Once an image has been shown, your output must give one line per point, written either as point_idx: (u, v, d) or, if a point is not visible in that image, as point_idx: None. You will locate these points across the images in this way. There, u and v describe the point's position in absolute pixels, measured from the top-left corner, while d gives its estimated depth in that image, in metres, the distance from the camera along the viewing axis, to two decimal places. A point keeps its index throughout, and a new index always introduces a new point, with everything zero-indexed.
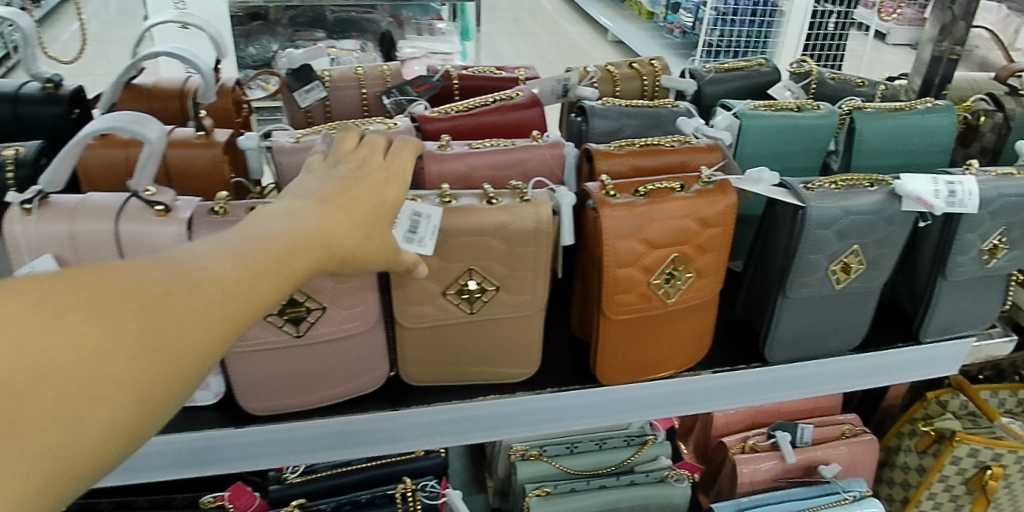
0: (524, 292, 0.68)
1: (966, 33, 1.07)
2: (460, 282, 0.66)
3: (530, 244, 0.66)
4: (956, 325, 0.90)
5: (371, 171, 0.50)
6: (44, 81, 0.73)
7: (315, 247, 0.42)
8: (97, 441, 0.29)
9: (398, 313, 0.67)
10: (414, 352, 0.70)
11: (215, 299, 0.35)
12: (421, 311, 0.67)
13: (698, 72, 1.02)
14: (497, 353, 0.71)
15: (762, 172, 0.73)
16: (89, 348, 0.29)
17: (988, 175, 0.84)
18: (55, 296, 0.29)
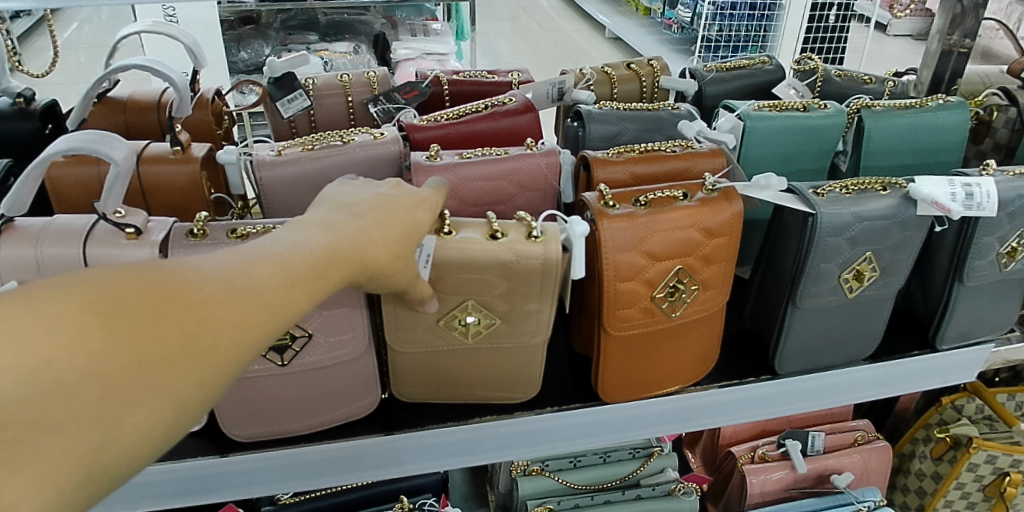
0: (526, 326, 0.65)
1: (977, 25, 1.03)
2: (455, 313, 0.63)
3: (535, 283, 0.62)
4: (975, 330, 0.86)
5: (408, 192, 0.51)
6: (14, 96, 0.70)
7: (348, 259, 0.42)
8: (134, 439, 0.31)
9: (390, 336, 0.64)
10: (405, 374, 0.67)
11: (251, 308, 0.35)
12: (414, 338, 0.64)
13: (699, 71, 0.98)
14: (493, 382, 0.68)
15: (770, 178, 0.69)
16: (129, 353, 0.30)
17: (1006, 174, 0.80)
18: (99, 300, 0.30)
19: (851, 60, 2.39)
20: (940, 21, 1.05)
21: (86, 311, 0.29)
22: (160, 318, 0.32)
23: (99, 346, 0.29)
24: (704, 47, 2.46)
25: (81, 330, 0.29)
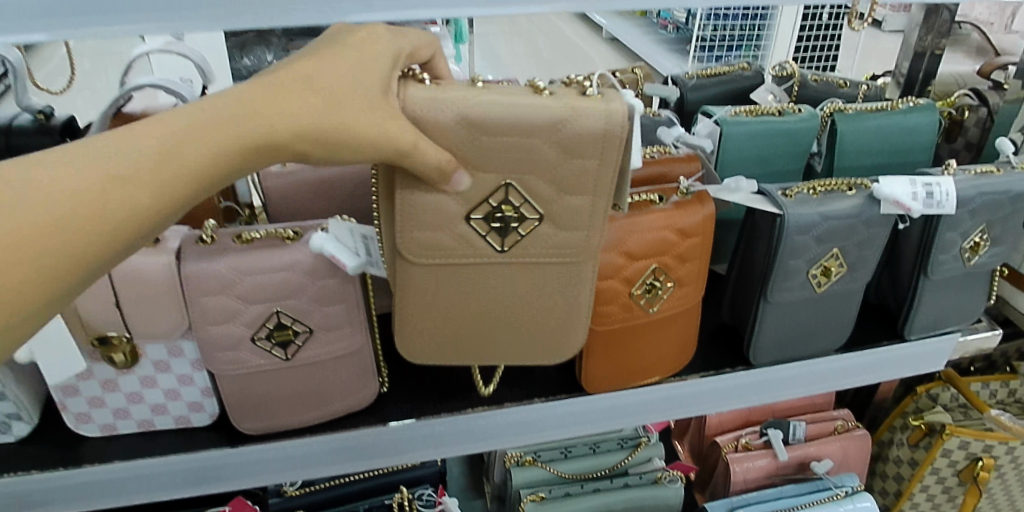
0: (574, 223, 0.58)
1: (948, 30, 1.08)
2: (486, 206, 0.56)
3: (587, 158, 0.55)
4: (942, 321, 0.91)
5: (350, 39, 0.49)
6: (36, 111, 0.75)
7: (245, 117, 0.43)
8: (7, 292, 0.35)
9: (406, 241, 0.58)
10: (421, 316, 0.63)
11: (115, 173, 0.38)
12: (433, 240, 0.58)
13: (682, 78, 1.03)
14: (528, 310, 0.63)
15: (739, 182, 0.75)
16: None
17: (968, 173, 0.85)
18: None
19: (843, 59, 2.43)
20: (910, 30, 1.11)
21: None
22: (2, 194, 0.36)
23: None
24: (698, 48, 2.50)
25: None
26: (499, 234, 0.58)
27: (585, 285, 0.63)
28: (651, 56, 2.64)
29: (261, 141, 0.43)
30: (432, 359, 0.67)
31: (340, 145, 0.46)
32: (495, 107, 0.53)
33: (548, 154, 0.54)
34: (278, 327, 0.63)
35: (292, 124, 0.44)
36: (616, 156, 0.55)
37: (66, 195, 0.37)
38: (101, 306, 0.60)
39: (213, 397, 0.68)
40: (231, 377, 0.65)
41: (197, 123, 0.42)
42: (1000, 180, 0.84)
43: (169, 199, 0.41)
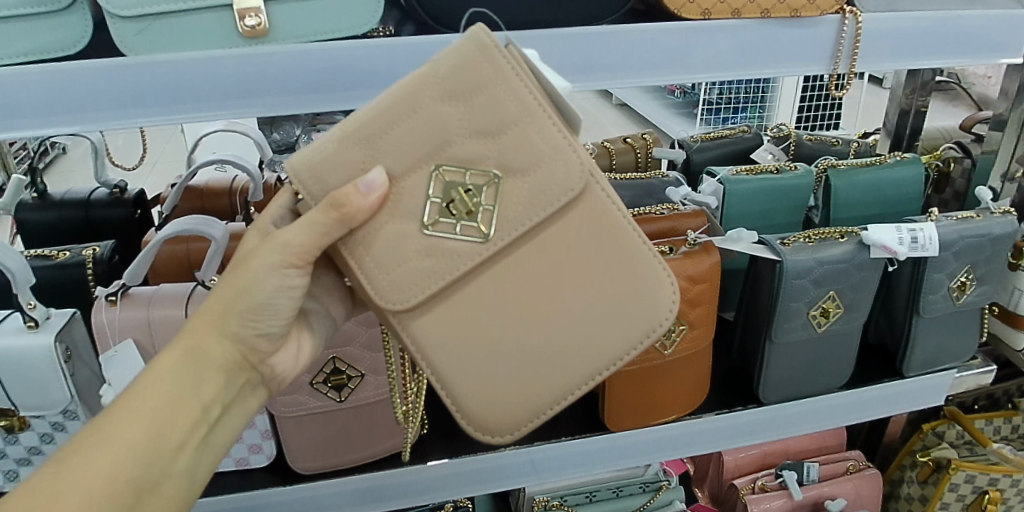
0: (528, 164, 0.51)
1: (931, 90, 1.11)
2: (436, 202, 0.52)
3: (486, 85, 0.50)
4: (938, 358, 0.97)
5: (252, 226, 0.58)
6: (111, 187, 0.84)
7: (203, 335, 0.54)
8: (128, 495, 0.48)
9: (382, 282, 0.53)
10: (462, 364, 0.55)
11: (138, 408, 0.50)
12: (414, 269, 0.53)
13: (686, 142, 1.13)
14: (561, 309, 0.54)
15: (742, 232, 0.83)
16: (69, 474, 0.46)
17: (950, 219, 0.93)
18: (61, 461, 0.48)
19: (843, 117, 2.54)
20: (897, 87, 1.13)
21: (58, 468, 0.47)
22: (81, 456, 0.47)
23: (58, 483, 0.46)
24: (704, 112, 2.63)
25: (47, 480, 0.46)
26: (472, 222, 0.52)
27: (601, 248, 0.54)
28: (660, 121, 2.77)
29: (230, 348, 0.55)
30: (506, 429, 0.57)
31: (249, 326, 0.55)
32: (368, 111, 0.51)
33: (453, 111, 0.51)
34: (334, 372, 0.71)
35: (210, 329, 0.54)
36: (506, 64, 0.51)
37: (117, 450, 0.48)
38: None
39: (271, 439, 0.75)
40: (290, 419, 0.72)
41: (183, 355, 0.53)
42: (979, 224, 0.92)
43: (184, 411, 0.52)
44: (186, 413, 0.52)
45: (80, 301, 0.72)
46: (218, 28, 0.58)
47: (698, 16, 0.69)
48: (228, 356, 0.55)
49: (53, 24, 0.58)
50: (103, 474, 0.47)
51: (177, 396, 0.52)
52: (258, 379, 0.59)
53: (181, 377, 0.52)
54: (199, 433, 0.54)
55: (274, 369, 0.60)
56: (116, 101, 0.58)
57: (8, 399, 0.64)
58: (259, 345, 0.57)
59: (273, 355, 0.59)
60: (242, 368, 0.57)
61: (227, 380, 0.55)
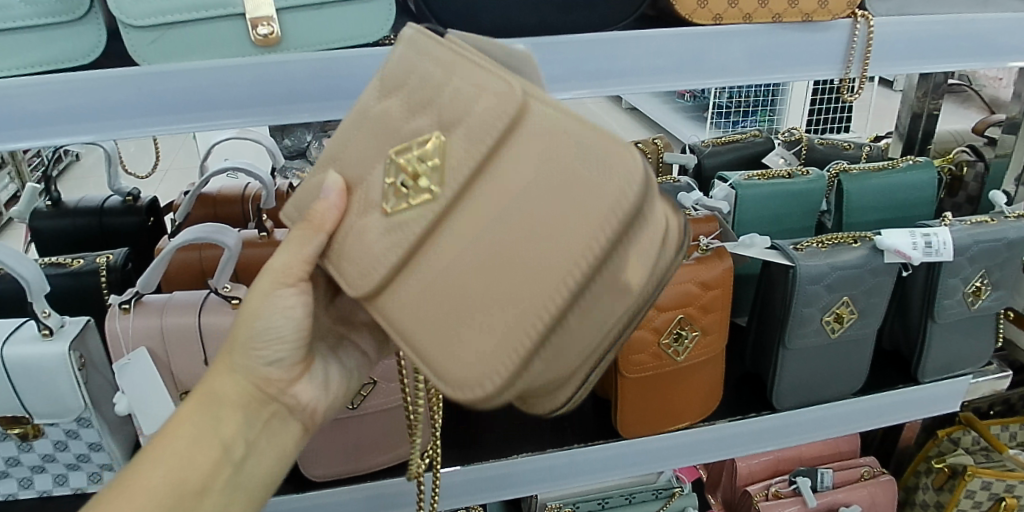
0: (468, 108, 0.44)
1: (944, 92, 1.10)
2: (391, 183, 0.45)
3: (413, 70, 0.47)
4: (954, 363, 0.96)
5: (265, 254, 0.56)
6: (125, 195, 0.84)
7: (218, 379, 0.55)
8: None
9: (349, 275, 0.47)
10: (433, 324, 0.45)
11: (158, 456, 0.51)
12: (372, 256, 0.46)
13: (697, 147, 1.13)
14: (514, 219, 0.42)
15: (754, 238, 0.82)
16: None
17: (964, 223, 0.92)
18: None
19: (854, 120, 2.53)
20: (909, 90, 1.12)
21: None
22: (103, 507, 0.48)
23: None
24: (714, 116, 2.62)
25: None
26: (427, 181, 0.44)
27: (551, 133, 0.42)
28: (669, 126, 2.77)
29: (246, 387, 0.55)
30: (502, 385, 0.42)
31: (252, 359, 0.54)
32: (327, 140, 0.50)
33: (395, 106, 0.47)
34: None
35: (222, 369, 0.55)
36: (430, 43, 0.47)
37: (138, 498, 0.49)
38: (191, 364, 0.66)
39: None
40: None
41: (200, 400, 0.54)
42: (994, 228, 0.91)
43: (206, 454, 0.52)
44: (208, 457, 0.52)
45: (94, 309, 0.72)
46: (231, 37, 0.59)
47: (709, 21, 0.69)
48: (239, 392, 0.54)
49: (66, 34, 0.58)
50: None
51: (198, 436, 0.52)
52: (288, 411, 0.57)
53: (197, 417, 0.53)
54: (226, 474, 0.53)
55: (301, 399, 0.58)
56: (129, 110, 0.58)
57: (23, 406, 0.64)
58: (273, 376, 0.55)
59: (295, 387, 0.57)
60: (263, 403, 0.56)
61: (248, 417, 0.55)
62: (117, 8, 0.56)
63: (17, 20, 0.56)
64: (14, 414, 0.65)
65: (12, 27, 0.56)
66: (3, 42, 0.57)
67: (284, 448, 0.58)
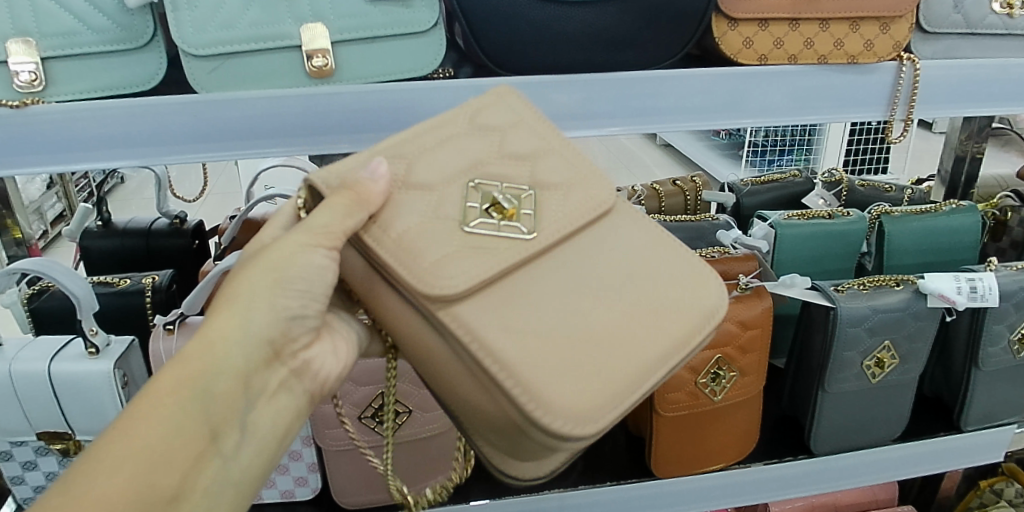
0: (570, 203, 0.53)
1: (988, 136, 1.09)
2: (476, 201, 0.52)
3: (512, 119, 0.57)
4: (997, 413, 0.93)
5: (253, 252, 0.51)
6: (172, 217, 0.87)
7: (224, 335, 0.46)
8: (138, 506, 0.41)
9: (420, 271, 0.49)
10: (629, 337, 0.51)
11: (147, 422, 0.42)
12: (456, 266, 0.49)
13: (736, 186, 1.14)
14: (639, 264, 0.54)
15: (795, 278, 0.81)
16: (86, 494, 0.39)
17: (1009, 269, 0.90)
18: (72, 477, 0.40)
19: (894, 160, 2.49)
20: (952, 133, 1.11)
21: (76, 487, 0.40)
22: (98, 480, 0.40)
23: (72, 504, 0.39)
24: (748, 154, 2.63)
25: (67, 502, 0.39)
26: (512, 223, 0.51)
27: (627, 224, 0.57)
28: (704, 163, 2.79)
29: (259, 350, 0.48)
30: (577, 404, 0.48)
31: (282, 308, 0.49)
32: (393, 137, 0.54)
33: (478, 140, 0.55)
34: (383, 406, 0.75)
35: (228, 338, 0.46)
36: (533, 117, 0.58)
37: (122, 455, 0.41)
38: None
39: (316, 472, 0.79)
40: (337, 450, 0.76)
41: (203, 359, 0.45)
42: None
43: (196, 424, 0.44)
44: (198, 425, 0.44)
45: (138, 328, 0.74)
46: (287, 68, 0.59)
47: (755, 61, 0.69)
48: (246, 345, 0.47)
49: (130, 61, 0.59)
50: (121, 493, 0.40)
51: (191, 398, 0.44)
52: (296, 380, 0.52)
53: (145, 443, 0.42)
54: (215, 468, 0.45)
55: (310, 364, 0.53)
56: (183, 135, 0.58)
57: (66, 422, 0.65)
58: (297, 337, 0.51)
59: (278, 388, 0.50)
60: (217, 453, 0.46)
61: (251, 396, 0.48)
62: (181, 39, 0.58)
63: (85, 46, 0.57)
64: (56, 429, 0.66)
65: (78, 52, 0.57)
66: (68, 68, 0.58)
67: (260, 470, 0.49)
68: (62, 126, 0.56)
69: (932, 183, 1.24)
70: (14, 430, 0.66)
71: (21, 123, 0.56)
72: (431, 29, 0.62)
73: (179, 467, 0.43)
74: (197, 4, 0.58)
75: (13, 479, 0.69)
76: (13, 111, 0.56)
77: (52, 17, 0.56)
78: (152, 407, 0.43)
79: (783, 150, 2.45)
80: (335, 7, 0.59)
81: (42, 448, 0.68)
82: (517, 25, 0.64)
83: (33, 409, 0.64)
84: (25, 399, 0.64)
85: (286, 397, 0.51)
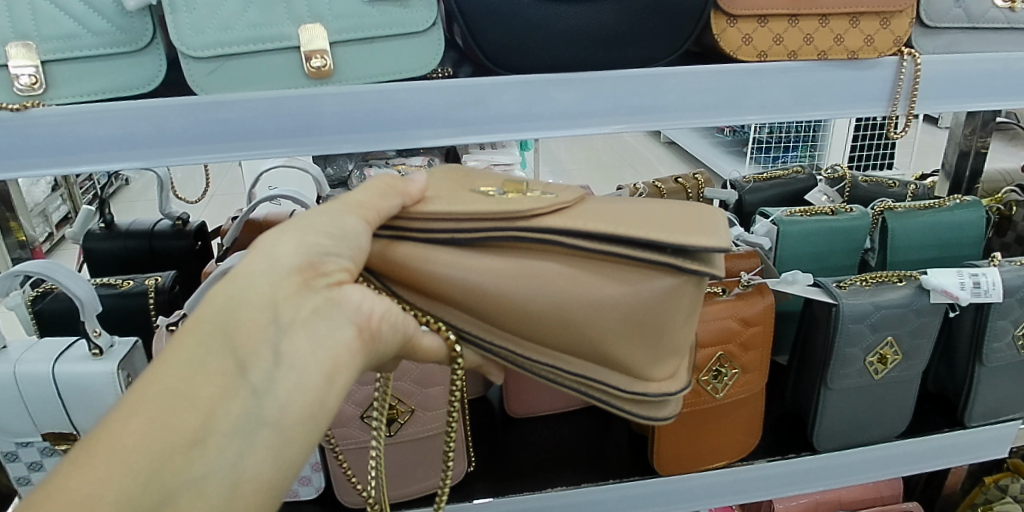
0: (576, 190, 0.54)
1: (992, 131, 1.09)
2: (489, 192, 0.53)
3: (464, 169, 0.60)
4: (1002, 409, 0.92)
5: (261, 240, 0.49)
6: (175, 219, 0.87)
7: (238, 275, 0.43)
8: (154, 452, 0.37)
9: (490, 207, 0.50)
10: (681, 219, 0.51)
11: (166, 367, 0.40)
12: (521, 202, 0.50)
13: (739, 183, 1.14)
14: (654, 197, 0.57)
15: (796, 275, 0.81)
16: (101, 443, 0.37)
17: (1013, 264, 0.89)
18: (95, 428, 0.38)
19: (901, 156, 2.47)
20: (955, 128, 1.11)
21: (96, 437, 0.37)
22: (113, 428, 0.38)
23: (87, 455, 0.37)
24: (753, 151, 2.62)
25: (84, 455, 0.37)
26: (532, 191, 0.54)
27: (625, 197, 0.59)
28: (707, 160, 2.78)
29: (284, 277, 0.43)
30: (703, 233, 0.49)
31: (311, 241, 0.45)
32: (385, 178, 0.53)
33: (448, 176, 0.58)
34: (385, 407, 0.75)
35: (244, 273, 0.43)
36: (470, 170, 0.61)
37: (141, 400, 0.39)
38: None
39: (319, 471, 0.80)
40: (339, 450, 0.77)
41: (223, 298, 0.42)
42: None
43: (213, 366, 0.41)
44: (219, 366, 0.41)
45: (141, 329, 0.74)
46: (284, 70, 0.60)
47: (754, 58, 0.68)
48: (265, 276, 0.43)
49: (130, 63, 0.59)
50: (134, 441, 0.37)
51: (210, 339, 0.41)
52: (335, 308, 0.45)
53: (169, 386, 0.39)
54: (243, 410, 0.40)
55: (350, 297, 0.46)
56: (183, 137, 0.58)
57: (70, 423, 0.66)
58: (330, 273, 0.45)
59: (316, 316, 0.44)
60: (243, 397, 0.41)
61: (278, 329, 0.42)
62: (179, 41, 0.58)
63: (85, 49, 0.58)
64: (61, 429, 0.66)
65: (78, 55, 0.58)
66: (69, 71, 0.58)
67: (309, 413, 0.43)
68: (62, 128, 0.57)
69: (936, 178, 1.24)
70: (19, 431, 0.66)
71: (22, 126, 0.56)
72: (429, 29, 0.62)
73: (203, 408, 0.39)
74: (195, 7, 0.58)
75: (19, 479, 0.70)
76: (13, 114, 0.56)
77: (51, 20, 0.56)
78: (172, 355, 0.40)
79: (787, 147, 2.44)
80: (333, 8, 0.59)
81: (47, 449, 0.68)
82: (515, 25, 0.64)
83: (37, 410, 0.65)
84: (30, 399, 0.64)
85: (326, 325, 0.44)
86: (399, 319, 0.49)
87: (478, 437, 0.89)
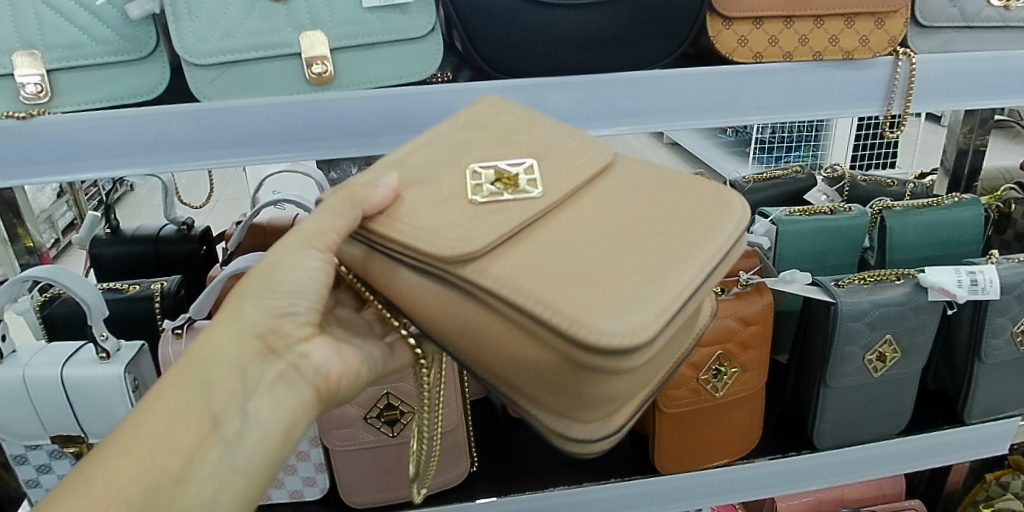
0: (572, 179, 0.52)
1: (991, 129, 1.09)
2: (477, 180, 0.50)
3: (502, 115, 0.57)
4: (1001, 405, 0.93)
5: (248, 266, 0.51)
6: (180, 224, 0.88)
7: (216, 335, 0.48)
8: (133, 496, 0.42)
9: (428, 247, 0.47)
10: (636, 278, 0.46)
11: (145, 417, 0.44)
12: (467, 232, 0.47)
13: (738, 183, 1.14)
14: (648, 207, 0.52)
15: (795, 274, 0.81)
16: (83, 486, 0.41)
17: (1011, 261, 0.90)
18: (77, 471, 0.42)
19: (904, 154, 2.47)
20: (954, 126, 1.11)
21: (77, 481, 0.41)
22: (95, 473, 0.42)
23: (70, 497, 0.41)
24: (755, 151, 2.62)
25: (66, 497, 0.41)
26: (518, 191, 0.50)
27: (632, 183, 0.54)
28: (709, 160, 2.79)
29: (253, 340, 0.48)
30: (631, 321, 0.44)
31: (272, 304, 0.49)
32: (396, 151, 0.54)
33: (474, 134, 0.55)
34: (388, 407, 0.76)
35: (221, 335, 0.48)
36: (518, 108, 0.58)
37: (121, 448, 0.43)
38: None
39: (324, 472, 0.81)
40: (343, 451, 0.78)
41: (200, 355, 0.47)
42: None
43: (190, 417, 0.45)
44: (195, 417, 0.45)
45: (147, 333, 0.75)
46: (284, 77, 0.61)
47: (750, 60, 0.69)
48: (239, 338, 0.48)
49: (134, 71, 0.60)
50: (115, 485, 0.41)
51: (189, 391, 0.45)
52: (296, 372, 0.49)
53: (147, 435, 0.43)
54: (215, 460, 0.45)
55: (312, 357, 0.50)
56: (187, 144, 0.59)
57: (78, 426, 0.67)
58: (292, 332, 0.50)
59: (279, 379, 0.48)
60: (216, 445, 0.45)
61: (248, 385, 0.47)
62: (182, 48, 0.59)
63: (89, 57, 0.59)
64: (69, 432, 0.67)
65: (83, 64, 0.59)
66: (74, 80, 0.59)
67: (270, 461, 0.47)
68: (68, 137, 0.58)
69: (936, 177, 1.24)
70: (27, 434, 0.67)
71: (29, 134, 0.57)
72: (428, 34, 0.63)
73: (179, 455, 0.44)
74: (198, 15, 0.59)
75: (28, 483, 0.71)
76: (19, 123, 0.57)
77: (56, 30, 0.58)
78: (153, 405, 0.45)
79: (789, 147, 2.44)
80: (334, 15, 0.60)
81: (56, 452, 0.69)
82: (513, 30, 0.65)
83: (45, 414, 0.66)
84: (38, 403, 0.65)
85: (288, 389, 0.49)
86: (353, 378, 0.54)
87: (481, 438, 0.90)
